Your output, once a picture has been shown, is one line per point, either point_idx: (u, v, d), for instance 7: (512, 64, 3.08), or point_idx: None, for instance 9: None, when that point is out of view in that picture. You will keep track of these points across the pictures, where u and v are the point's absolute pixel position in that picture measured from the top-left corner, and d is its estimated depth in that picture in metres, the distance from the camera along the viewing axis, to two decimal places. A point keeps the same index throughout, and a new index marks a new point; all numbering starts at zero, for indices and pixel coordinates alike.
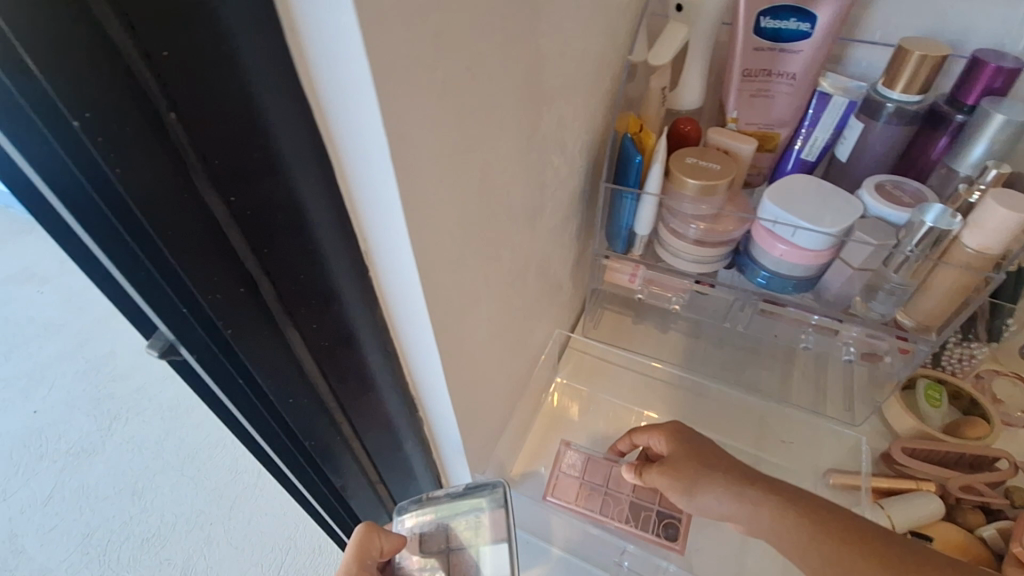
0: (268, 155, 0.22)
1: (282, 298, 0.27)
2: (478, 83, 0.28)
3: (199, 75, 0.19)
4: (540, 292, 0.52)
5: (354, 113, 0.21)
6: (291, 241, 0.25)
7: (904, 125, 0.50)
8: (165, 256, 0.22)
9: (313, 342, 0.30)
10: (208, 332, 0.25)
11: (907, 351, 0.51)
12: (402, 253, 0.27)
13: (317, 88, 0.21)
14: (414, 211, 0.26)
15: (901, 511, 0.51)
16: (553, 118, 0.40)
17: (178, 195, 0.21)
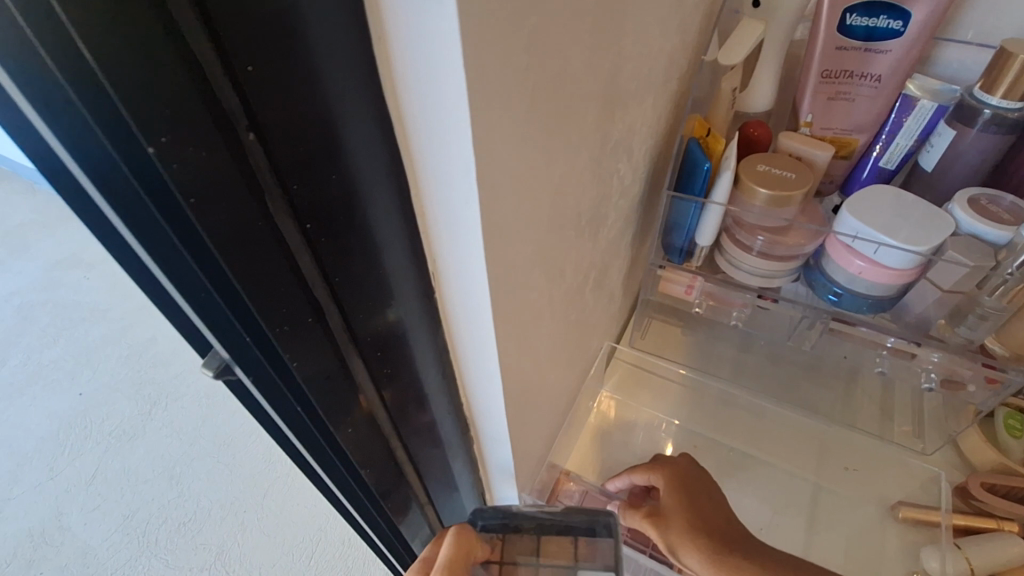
0: (345, 175, 0.20)
1: (349, 324, 0.25)
2: (563, 92, 0.25)
3: (282, 91, 0.17)
4: (595, 305, 0.49)
5: (441, 129, 0.19)
6: (360, 264, 0.23)
7: (1004, 133, 0.46)
8: (234, 286, 0.20)
9: (374, 366, 0.28)
10: (272, 362, 0.24)
11: (995, 381, 0.46)
12: (477, 277, 0.25)
13: (401, 102, 0.19)
14: (494, 233, 0.23)
15: (981, 552, 0.48)
16: (623, 125, 0.37)
17: (251, 220, 0.19)
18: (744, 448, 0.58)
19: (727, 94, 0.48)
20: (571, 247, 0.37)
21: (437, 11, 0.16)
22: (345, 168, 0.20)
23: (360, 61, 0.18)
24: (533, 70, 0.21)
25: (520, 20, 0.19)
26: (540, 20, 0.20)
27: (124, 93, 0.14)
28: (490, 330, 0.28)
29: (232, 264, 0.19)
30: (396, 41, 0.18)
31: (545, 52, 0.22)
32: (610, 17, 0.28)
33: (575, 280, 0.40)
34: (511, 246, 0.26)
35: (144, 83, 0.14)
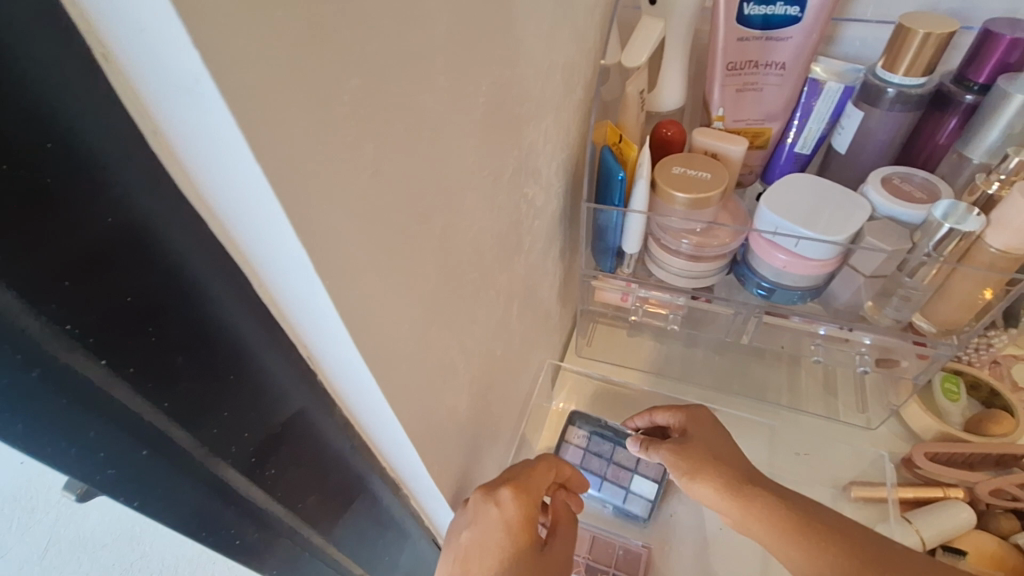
0: (146, 298, 0.17)
1: (205, 442, 0.22)
2: (427, 141, 0.23)
3: (19, 225, 0.14)
4: (527, 327, 0.47)
5: (257, 223, 0.17)
6: (205, 379, 0.20)
7: (909, 110, 0.46)
8: (26, 425, 0.17)
9: (257, 470, 0.25)
10: (113, 483, 0.21)
11: (926, 356, 0.47)
12: (352, 360, 0.22)
13: (208, 201, 0.17)
14: (356, 316, 0.21)
15: (930, 523, 0.48)
16: (523, 147, 0.35)
17: (25, 364, 0.16)
18: None
19: (635, 97, 0.47)
20: (481, 285, 0.34)
21: (201, 102, 0.14)
22: (149, 287, 0.17)
23: (135, 171, 0.15)
24: (374, 132, 0.19)
25: (336, 86, 0.16)
26: (369, 78, 0.18)
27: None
28: (386, 406, 0.26)
29: (9, 405, 0.17)
30: (178, 138, 0.15)
31: (388, 109, 0.19)
32: (477, 47, 0.25)
33: (494, 315, 0.38)
34: (392, 315, 0.24)
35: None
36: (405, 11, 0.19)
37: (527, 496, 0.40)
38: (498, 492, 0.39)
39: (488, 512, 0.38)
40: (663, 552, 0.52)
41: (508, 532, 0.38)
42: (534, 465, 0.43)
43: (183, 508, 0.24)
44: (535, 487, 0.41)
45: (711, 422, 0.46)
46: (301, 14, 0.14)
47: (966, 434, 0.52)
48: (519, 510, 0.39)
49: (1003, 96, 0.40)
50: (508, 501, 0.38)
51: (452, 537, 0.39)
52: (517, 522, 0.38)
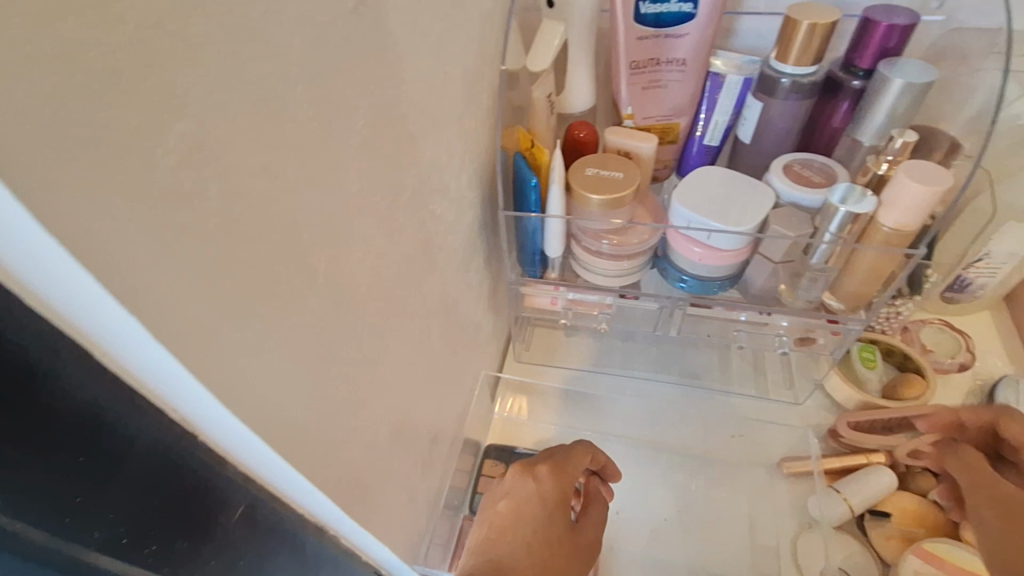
0: None
1: (50, 523, 0.20)
2: (286, 175, 0.21)
3: None
4: (453, 343, 0.46)
5: (55, 279, 0.16)
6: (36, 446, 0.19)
7: (803, 98, 0.47)
8: None
9: (130, 550, 0.23)
10: None
11: (838, 332, 0.49)
12: (216, 410, 0.21)
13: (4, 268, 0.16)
14: (201, 361, 0.19)
15: (857, 490, 0.50)
16: (422, 165, 0.34)
17: None
18: (641, 442, 0.58)
19: (542, 101, 0.47)
20: (389, 311, 0.33)
21: None
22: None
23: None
24: (196, 177, 0.18)
25: (126, 136, 0.15)
26: (175, 122, 0.17)
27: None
28: (270, 451, 0.24)
29: None
30: None
31: (213, 149, 0.18)
32: (344, 68, 0.24)
33: (411, 338, 0.37)
34: (259, 359, 0.22)
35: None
36: (217, 35, 0.17)
37: (563, 477, 0.47)
38: (536, 468, 0.47)
39: (528, 486, 0.46)
40: (610, 555, 0.52)
41: (544, 503, 0.46)
42: (572, 450, 0.49)
43: None
44: (571, 472, 0.48)
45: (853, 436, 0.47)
46: (48, 48, 0.13)
47: (884, 400, 0.55)
48: (553, 486, 0.47)
49: (884, 81, 0.42)
50: (546, 478, 0.47)
51: (491, 506, 0.47)
52: (553, 496, 0.46)
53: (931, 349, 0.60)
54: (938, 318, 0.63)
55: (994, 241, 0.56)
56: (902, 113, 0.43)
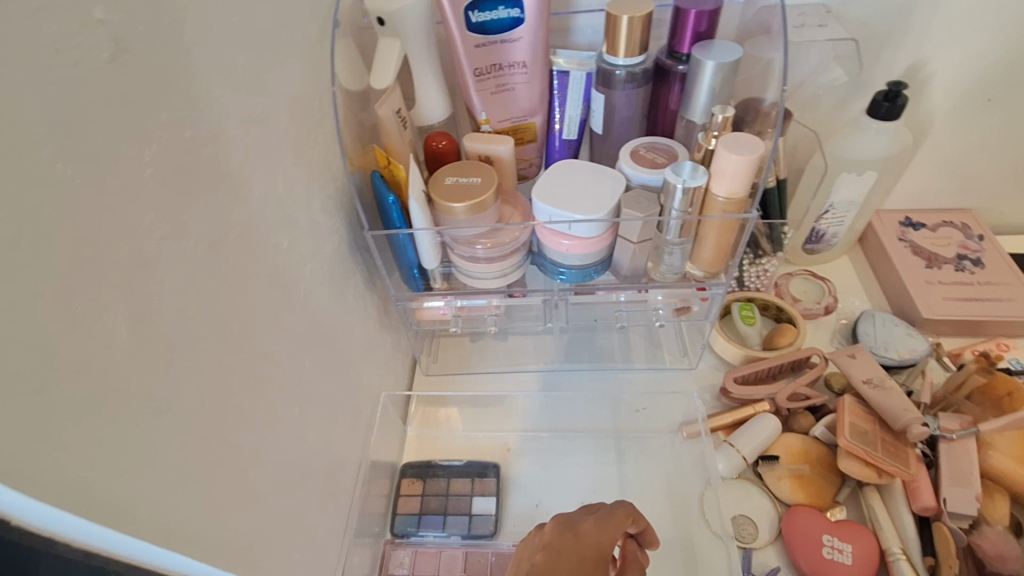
0: None
1: None
2: (48, 236, 0.21)
3: None
4: (338, 369, 0.46)
5: None
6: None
7: (638, 87, 0.50)
8: None
9: None
10: None
11: (706, 296, 0.53)
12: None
13: None
14: None
15: (747, 440, 0.54)
16: (252, 198, 0.33)
17: None
18: (554, 431, 0.59)
19: (391, 118, 0.46)
20: (241, 351, 0.33)
21: None
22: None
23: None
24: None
25: None
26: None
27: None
28: (92, 522, 0.24)
29: None
30: None
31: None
32: (105, 115, 0.23)
33: (278, 373, 0.37)
34: (54, 427, 0.22)
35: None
36: None
37: (605, 539, 0.44)
38: (579, 527, 0.45)
39: (569, 541, 0.44)
40: None
41: (583, 564, 0.43)
42: (614, 512, 0.45)
43: None
44: (612, 534, 0.44)
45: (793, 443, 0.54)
46: None
47: (764, 351, 0.60)
48: (592, 545, 0.44)
49: (700, 63, 0.46)
50: (586, 535, 0.44)
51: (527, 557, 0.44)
52: (592, 559, 0.43)
53: (801, 298, 0.66)
54: (803, 269, 0.69)
55: (834, 193, 0.62)
56: (721, 91, 0.47)
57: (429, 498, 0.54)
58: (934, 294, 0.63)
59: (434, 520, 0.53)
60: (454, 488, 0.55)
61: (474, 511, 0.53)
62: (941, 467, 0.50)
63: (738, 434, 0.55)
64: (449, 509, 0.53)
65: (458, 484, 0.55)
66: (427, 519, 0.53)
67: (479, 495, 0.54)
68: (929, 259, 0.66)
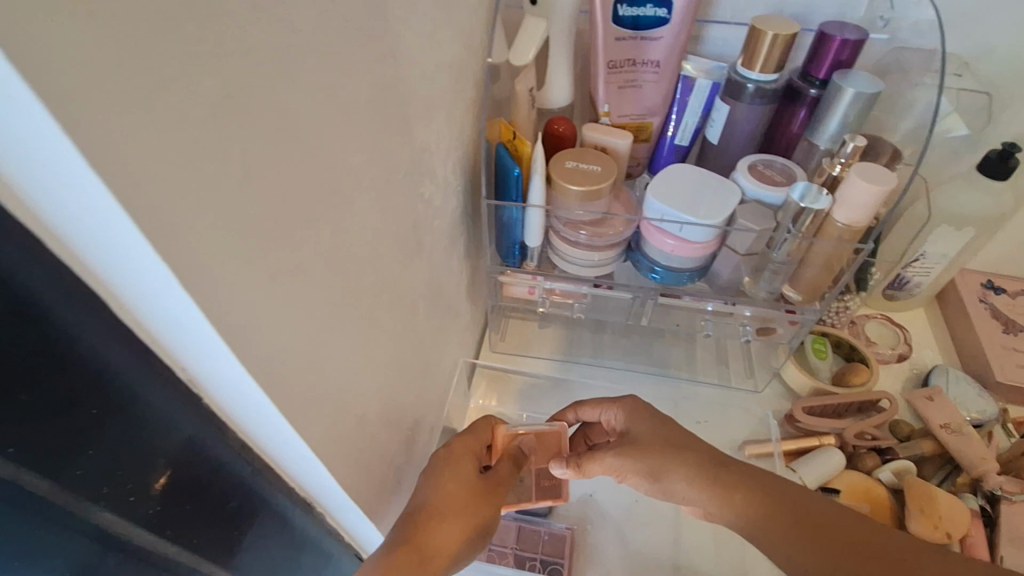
0: None
1: (53, 474, 0.22)
2: (301, 144, 0.22)
3: None
4: (435, 326, 0.47)
5: (110, 237, 0.17)
6: (50, 404, 0.21)
7: (767, 103, 0.50)
8: None
9: (126, 500, 0.25)
10: None
11: (796, 323, 0.53)
12: (230, 366, 0.22)
13: (56, 220, 0.17)
14: (229, 318, 0.20)
15: (811, 470, 0.54)
16: (412, 147, 0.35)
17: None
18: None
19: (524, 95, 0.49)
20: (384, 290, 0.34)
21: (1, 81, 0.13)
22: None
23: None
24: (221, 130, 0.18)
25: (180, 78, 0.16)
26: (197, 73, 0.16)
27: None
28: (283, 420, 0.25)
29: None
30: None
31: (240, 110, 0.18)
32: (348, 41, 0.25)
33: (401, 319, 0.38)
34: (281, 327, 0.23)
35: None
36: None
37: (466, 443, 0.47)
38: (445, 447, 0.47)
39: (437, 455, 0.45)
40: (583, 532, 0.53)
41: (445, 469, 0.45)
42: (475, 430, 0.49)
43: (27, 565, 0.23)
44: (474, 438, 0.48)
45: (863, 485, 0.54)
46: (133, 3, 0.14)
47: (834, 387, 0.60)
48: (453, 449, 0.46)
49: (838, 89, 0.46)
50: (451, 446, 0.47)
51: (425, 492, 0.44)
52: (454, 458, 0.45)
53: (875, 341, 0.65)
54: (879, 314, 0.68)
55: (928, 243, 0.62)
56: (853, 120, 0.47)
57: None
58: (1011, 360, 0.62)
59: None
60: None
61: None
62: (1000, 528, 0.51)
63: (806, 462, 0.55)
64: None
65: None
66: None
67: None
68: (1008, 325, 0.65)
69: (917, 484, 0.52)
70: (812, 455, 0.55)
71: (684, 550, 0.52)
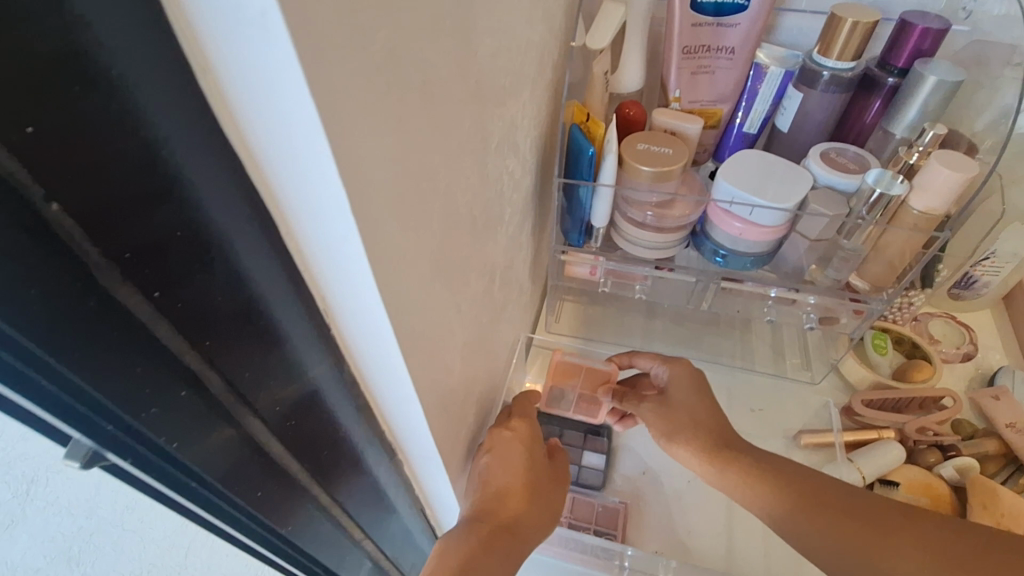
0: (190, 233, 0.18)
1: (234, 389, 0.24)
2: (435, 101, 0.24)
3: (97, 178, 0.15)
4: (504, 298, 0.49)
5: (305, 179, 0.18)
6: (246, 332, 0.23)
7: (841, 92, 0.50)
8: (80, 365, 0.18)
9: (274, 419, 0.27)
10: (144, 436, 0.22)
11: (862, 312, 0.52)
12: (373, 310, 0.24)
13: (260, 161, 0.18)
14: (381, 257, 0.22)
15: (870, 462, 0.54)
16: (504, 119, 0.37)
17: (84, 291, 0.17)
18: None
19: (600, 78, 0.50)
20: (473, 252, 0.36)
21: (272, 40, 0.14)
22: (207, 238, 0.19)
23: (164, 112, 0.16)
24: (395, 81, 0.19)
25: (380, 25, 0.17)
26: (389, 26, 0.18)
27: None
28: (403, 361, 0.27)
29: (71, 347, 0.18)
30: (230, 81, 0.16)
31: (407, 63, 0.20)
32: (472, 10, 0.27)
33: (482, 284, 0.40)
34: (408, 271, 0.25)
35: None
36: None
37: (531, 423, 0.49)
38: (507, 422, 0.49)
39: (505, 434, 0.48)
40: (638, 508, 0.54)
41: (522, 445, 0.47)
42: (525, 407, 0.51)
43: (197, 468, 0.25)
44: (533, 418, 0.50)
45: (924, 480, 0.53)
46: None
47: (895, 382, 0.59)
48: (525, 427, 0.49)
49: (920, 78, 0.46)
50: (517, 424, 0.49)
51: (479, 465, 0.47)
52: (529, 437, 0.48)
53: (939, 340, 0.64)
54: (943, 312, 0.67)
55: (1000, 241, 0.60)
56: (933, 109, 0.47)
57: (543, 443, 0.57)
58: None
59: None
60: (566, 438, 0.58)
61: (583, 463, 0.56)
62: None
63: (864, 452, 0.55)
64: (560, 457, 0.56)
65: (570, 436, 0.57)
66: None
67: (590, 449, 0.57)
68: None
69: (980, 481, 0.51)
70: (870, 446, 0.55)
71: (737, 531, 0.53)
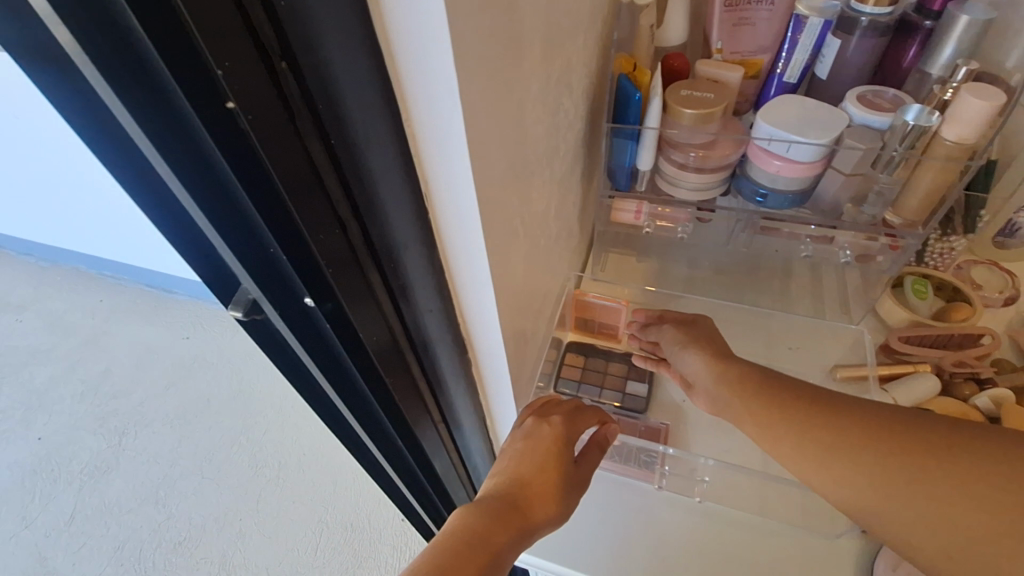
0: (358, 102, 0.25)
1: (368, 240, 0.31)
2: (517, 20, 0.29)
3: (312, 47, 0.22)
4: (556, 231, 0.54)
5: (427, 70, 0.24)
6: (383, 194, 0.29)
7: (879, 36, 0.54)
8: (283, 198, 0.25)
9: (389, 279, 0.34)
10: (312, 275, 0.29)
11: (897, 246, 0.55)
12: (466, 193, 0.29)
13: (397, 54, 0.24)
14: (476, 142, 0.27)
15: (904, 391, 0.57)
16: (563, 57, 0.42)
17: (293, 134, 0.24)
18: None
19: (646, 31, 0.55)
20: (535, 173, 0.42)
21: None
22: (368, 107, 0.25)
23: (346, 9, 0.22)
24: None
25: None
26: None
27: (164, 31, 0.18)
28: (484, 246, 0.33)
29: (284, 181, 0.24)
30: None
31: None
32: None
33: (540, 208, 0.46)
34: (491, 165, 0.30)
35: (180, 22, 0.18)
36: None
37: (574, 429, 0.48)
38: (550, 417, 0.48)
39: (544, 430, 0.47)
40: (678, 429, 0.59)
41: (556, 445, 0.47)
42: (579, 410, 0.50)
43: (338, 318, 0.32)
44: (582, 424, 0.49)
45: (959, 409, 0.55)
46: None
47: (933, 321, 0.61)
48: (565, 428, 0.48)
49: (953, 18, 0.50)
50: (557, 420, 0.48)
51: (509, 443, 0.48)
52: (565, 439, 0.47)
53: (981, 285, 0.66)
54: (987, 260, 0.67)
55: None
56: (967, 45, 0.50)
57: (589, 373, 0.62)
58: None
59: (592, 390, 0.61)
60: (611, 369, 0.63)
61: (627, 390, 0.61)
62: None
63: (899, 386, 0.57)
64: (606, 385, 0.61)
65: (616, 367, 0.62)
66: (587, 387, 0.61)
67: (633, 379, 0.61)
68: None
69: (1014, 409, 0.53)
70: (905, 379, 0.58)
71: None
